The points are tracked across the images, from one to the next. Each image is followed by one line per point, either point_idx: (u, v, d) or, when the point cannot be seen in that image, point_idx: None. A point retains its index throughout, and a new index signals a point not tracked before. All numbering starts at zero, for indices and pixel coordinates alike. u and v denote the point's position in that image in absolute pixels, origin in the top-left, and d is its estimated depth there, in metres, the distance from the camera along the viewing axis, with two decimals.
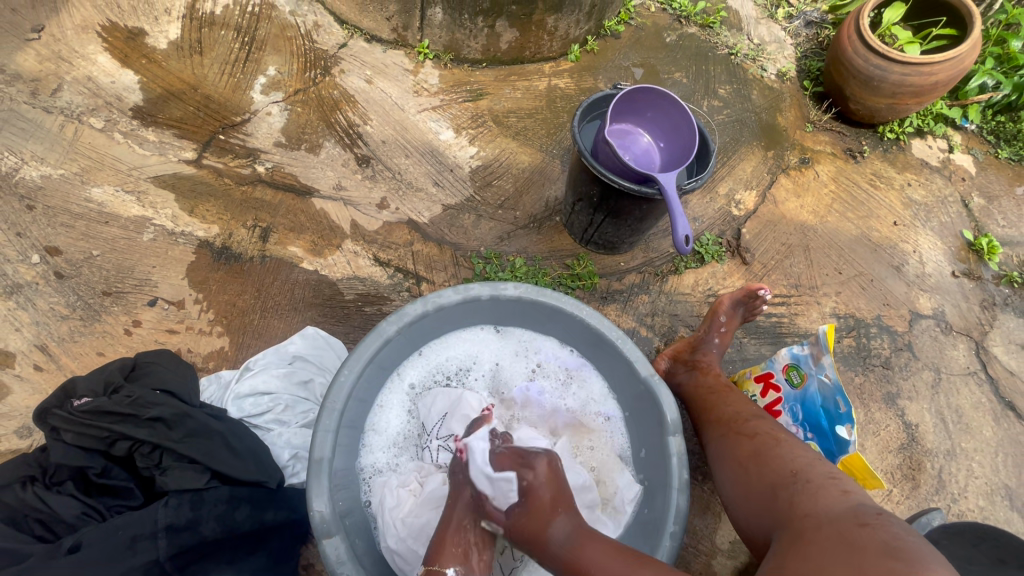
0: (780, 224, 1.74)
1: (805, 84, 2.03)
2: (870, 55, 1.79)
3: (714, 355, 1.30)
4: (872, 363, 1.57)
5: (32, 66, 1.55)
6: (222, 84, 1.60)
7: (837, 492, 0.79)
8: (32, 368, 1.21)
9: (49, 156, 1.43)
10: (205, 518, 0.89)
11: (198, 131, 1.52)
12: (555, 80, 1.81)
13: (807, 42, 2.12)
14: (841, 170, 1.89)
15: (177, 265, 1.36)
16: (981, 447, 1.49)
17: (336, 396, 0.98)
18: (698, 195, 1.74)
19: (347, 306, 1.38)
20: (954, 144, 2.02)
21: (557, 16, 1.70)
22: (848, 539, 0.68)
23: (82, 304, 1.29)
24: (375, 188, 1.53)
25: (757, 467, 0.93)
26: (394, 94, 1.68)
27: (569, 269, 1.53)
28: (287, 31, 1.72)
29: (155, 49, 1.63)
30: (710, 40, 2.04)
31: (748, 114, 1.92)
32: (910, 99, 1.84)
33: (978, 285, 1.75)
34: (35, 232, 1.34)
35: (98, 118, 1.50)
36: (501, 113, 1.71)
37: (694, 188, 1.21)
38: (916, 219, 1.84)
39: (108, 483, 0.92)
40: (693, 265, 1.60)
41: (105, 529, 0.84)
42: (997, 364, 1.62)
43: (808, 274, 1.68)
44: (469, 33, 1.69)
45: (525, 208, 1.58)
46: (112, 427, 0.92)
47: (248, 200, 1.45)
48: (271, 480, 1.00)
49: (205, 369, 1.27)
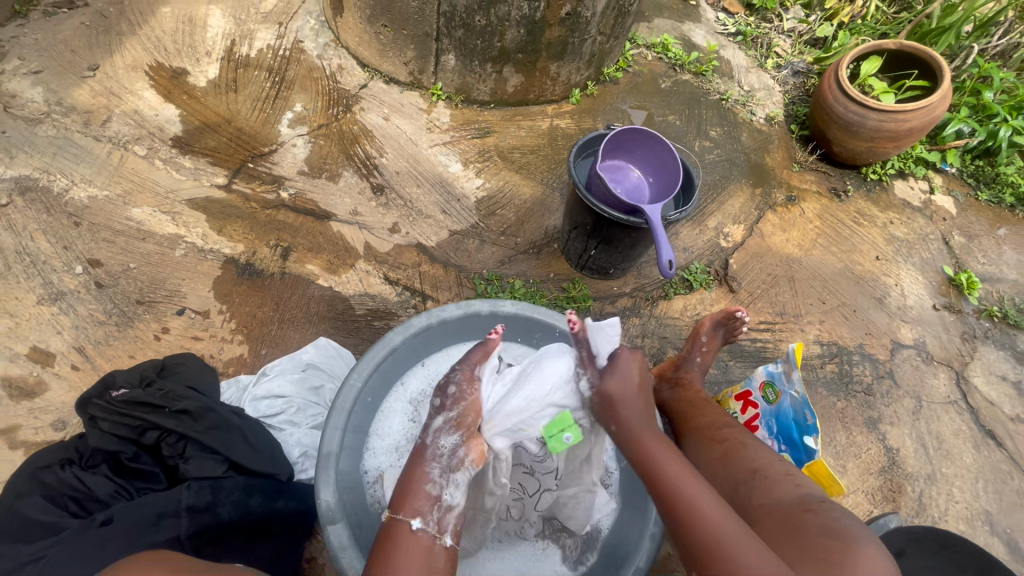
0: (766, 256, 1.85)
1: (792, 128, 2.18)
2: (848, 103, 1.94)
3: (697, 374, 1.38)
4: (854, 389, 1.64)
5: (86, 99, 1.73)
6: (254, 118, 1.77)
7: (790, 486, 0.92)
8: (70, 368, 1.32)
9: (96, 179, 1.59)
10: (222, 502, 0.97)
11: (230, 159, 1.68)
12: (557, 121, 1.97)
13: (793, 90, 2.28)
14: (826, 208, 2.01)
15: (205, 278, 1.48)
16: (961, 473, 1.54)
17: (345, 398, 1.11)
18: (689, 227, 1.86)
19: (358, 320, 1.49)
20: (935, 186, 2.14)
21: (559, 63, 1.87)
22: (797, 522, 0.82)
23: (117, 311, 1.41)
24: (388, 214, 1.67)
25: (724, 466, 1.02)
26: (409, 130, 1.84)
27: (565, 292, 1.63)
28: (314, 73, 1.90)
29: (195, 86, 1.81)
30: (702, 86, 2.21)
31: (737, 155, 2.06)
32: (888, 144, 1.97)
33: (959, 318, 1.83)
34: (80, 246, 1.48)
35: (141, 146, 1.66)
36: (505, 149, 1.86)
37: (679, 219, 1.34)
38: (897, 254, 1.94)
39: (138, 467, 1.01)
40: (682, 291, 1.70)
41: (134, 505, 0.93)
42: (977, 394, 1.68)
43: (792, 303, 1.77)
44: (479, 77, 1.87)
45: (526, 235, 1.71)
46: (144, 417, 1.02)
47: (272, 222, 1.59)
48: (281, 473, 1.08)
49: (225, 373, 1.37)
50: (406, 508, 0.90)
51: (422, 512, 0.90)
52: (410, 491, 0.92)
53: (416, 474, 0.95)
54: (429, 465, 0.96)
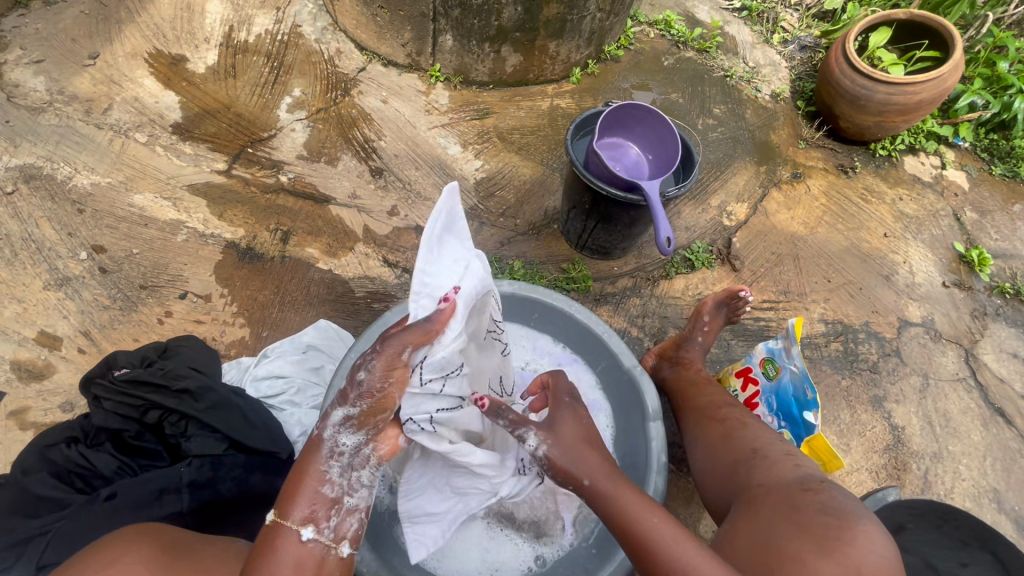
0: (770, 234, 1.82)
1: (798, 104, 2.12)
2: (856, 76, 1.89)
3: (698, 353, 1.37)
4: (860, 367, 1.62)
5: (87, 88, 1.74)
6: (252, 104, 1.77)
7: (790, 465, 0.91)
8: (77, 351, 1.36)
9: (98, 166, 1.60)
10: (223, 477, 1.01)
11: (229, 145, 1.68)
12: (557, 101, 1.95)
13: (800, 65, 2.22)
14: (833, 185, 1.97)
15: (206, 263, 1.50)
16: (969, 451, 1.52)
17: (342, 375, 1.08)
18: (691, 206, 1.83)
19: (358, 303, 1.50)
20: (946, 161, 2.08)
21: (558, 42, 1.84)
22: (795, 501, 0.82)
23: (121, 296, 1.43)
24: (387, 197, 1.67)
25: (725, 445, 1.03)
26: (408, 113, 1.83)
27: (565, 273, 1.63)
28: (312, 57, 1.89)
29: (194, 72, 1.81)
30: (706, 63, 2.16)
31: (741, 132, 2.02)
32: (897, 118, 1.93)
33: (969, 295, 1.79)
34: (84, 232, 1.50)
35: (142, 133, 1.67)
36: (505, 130, 1.84)
37: (677, 195, 1.32)
38: (906, 231, 1.90)
39: (141, 445, 1.04)
40: (683, 271, 1.69)
41: (135, 482, 0.97)
42: (986, 372, 1.65)
43: (796, 281, 1.75)
44: (477, 58, 1.84)
45: (526, 216, 1.70)
46: (146, 396, 1.05)
47: (272, 206, 1.60)
48: (282, 451, 1.10)
49: (228, 355, 1.40)
50: (293, 509, 0.75)
51: (316, 518, 0.75)
52: (307, 482, 0.77)
53: (309, 473, 0.77)
54: (325, 464, 0.77)
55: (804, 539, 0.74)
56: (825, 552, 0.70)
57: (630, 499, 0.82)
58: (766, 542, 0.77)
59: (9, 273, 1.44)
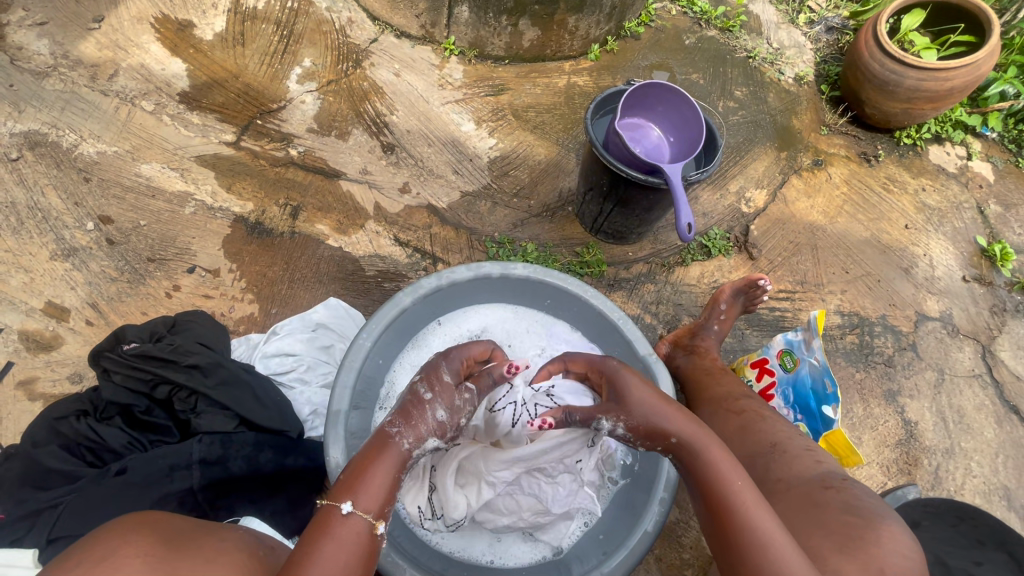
0: (789, 223, 1.78)
1: (822, 88, 2.05)
2: (886, 60, 1.81)
3: (714, 342, 1.35)
4: (874, 360, 1.59)
5: (92, 53, 1.68)
6: (261, 73, 1.71)
7: (810, 462, 0.90)
8: (85, 323, 1.35)
9: (104, 134, 1.56)
10: (233, 456, 1.01)
11: (238, 116, 1.64)
12: (574, 78, 1.88)
13: (826, 47, 2.14)
14: (855, 173, 1.91)
15: (214, 237, 1.47)
16: (981, 448, 1.51)
17: (355, 356, 1.06)
18: (709, 191, 1.79)
19: (368, 281, 1.48)
20: (973, 152, 2.02)
21: (578, 16, 1.77)
22: (815, 499, 0.81)
23: (129, 268, 1.42)
24: (398, 173, 1.63)
25: (741, 438, 1.01)
26: (420, 87, 1.77)
27: (579, 257, 1.60)
28: (323, 26, 1.82)
29: (202, 40, 1.75)
30: (729, 43, 2.08)
31: (763, 116, 1.96)
32: (926, 105, 1.86)
33: (989, 290, 1.76)
34: (91, 202, 1.47)
35: (149, 101, 1.63)
36: (520, 108, 1.79)
37: (699, 179, 1.28)
38: (928, 223, 1.85)
39: (150, 420, 1.04)
40: (699, 258, 1.66)
41: (146, 457, 0.97)
42: (1002, 368, 1.63)
43: (814, 272, 1.71)
44: (493, 31, 1.78)
45: (540, 198, 1.66)
46: (155, 371, 1.04)
47: (281, 180, 1.56)
48: (292, 430, 1.10)
49: (237, 332, 1.39)
50: (364, 500, 0.74)
51: (384, 515, 0.76)
52: (378, 473, 0.78)
53: (377, 466, 0.78)
54: (403, 465, 0.80)
55: (824, 537, 0.73)
56: (847, 550, 0.70)
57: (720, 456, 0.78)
58: None
59: (16, 242, 1.42)
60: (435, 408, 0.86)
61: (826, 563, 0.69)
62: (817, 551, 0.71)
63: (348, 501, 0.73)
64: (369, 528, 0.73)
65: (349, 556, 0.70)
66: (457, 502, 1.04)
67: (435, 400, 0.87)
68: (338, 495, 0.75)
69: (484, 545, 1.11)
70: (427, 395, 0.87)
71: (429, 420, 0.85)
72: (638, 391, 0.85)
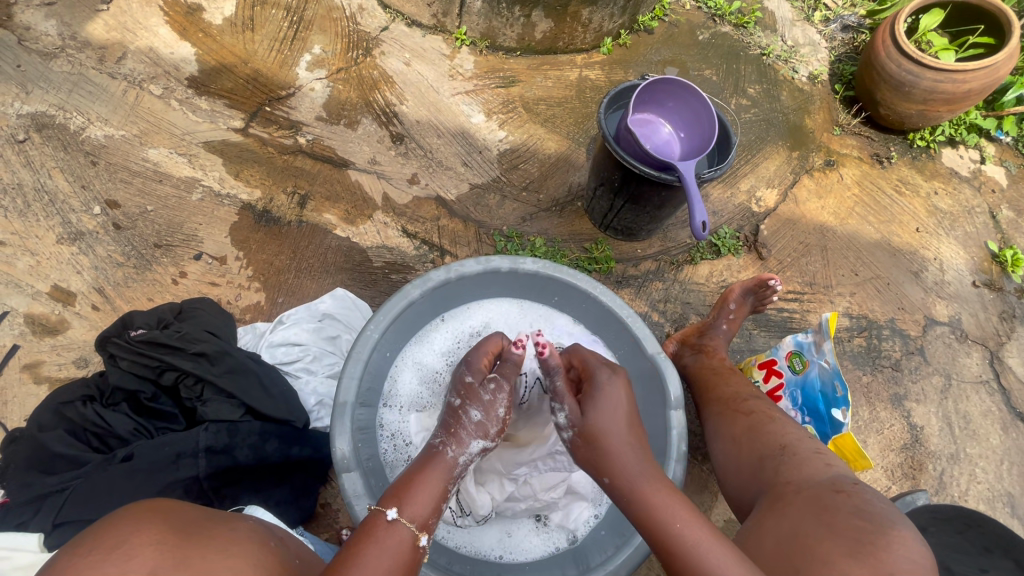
0: (799, 224, 1.76)
1: (836, 88, 2.02)
2: (903, 60, 1.78)
3: (722, 341, 1.34)
4: (881, 364, 1.59)
5: (100, 34, 1.66)
6: (270, 59, 1.69)
7: (821, 465, 0.89)
8: (91, 308, 1.35)
9: (112, 118, 1.55)
10: (239, 445, 1.00)
11: (246, 102, 1.62)
12: (586, 72, 1.86)
13: (842, 46, 2.10)
14: (867, 174, 1.89)
15: (222, 224, 1.47)
16: (986, 454, 1.51)
17: (362, 347, 1.05)
18: (719, 189, 1.77)
19: (375, 273, 1.48)
20: (986, 155, 1.99)
21: (591, 9, 1.74)
22: (825, 502, 0.80)
23: (136, 254, 1.41)
24: (407, 164, 1.61)
25: (750, 439, 1.02)
26: (431, 77, 1.75)
27: (587, 253, 1.59)
28: (333, 13, 1.79)
29: (211, 24, 1.72)
30: (743, 39, 2.05)
31: (776, 115, 1.94)
32: (942, 107, 1.83)
33: (999, 296, 1.74)
34: (98, 186, 1.47)
35: (157, 85, 1.61)
36: (531, 101, 1.77)
37: (713, 177, 1.26)
38: (939, 227, 1.83)
39: (157, 407, 1.05)
40: (708, 256, 1.65)
41: (152, 444, 0.97)
42: (1010, 375, 1.62)
43: (823, 273, 1.70)
44: (505, 22, 1.76)
45: (549, 192, 1.65)
46: (161, 358, 1.05)
47: (289, 168, 1.55)
48: (298, 420, 1.09)
49: (243, 320, 1.39)
50: (409, 508, 0.78)
51: (429, 527, 0.78)
52: (425, 482, 0.82)
53: (425, 473, 0.84)
54: (449, 476, 0.85)
55: (835, 541, 0.72)
56: (857, 555, 0.69)
57: (656, 502, 0.80)
58: (793, 539, 0.76)
59: (22, 224, 1.41)
60: (469, 411, 0.93)
61: (830, 569, 0.68)
62: (821, 560, 0.70)
63: (394, 508, 0.77)
64: (411, 538, 0.76)
65: (393, 562, 0.72)
66: (482, 499, 1.08)
67: (466, 403, 0.94)
68: (384, 503, 0.78)
69: (497, 542, 1.11)
70: (457, 403, 0.94)
71: (468, 425, 0.91)
72: (591, 415, 0.91)
